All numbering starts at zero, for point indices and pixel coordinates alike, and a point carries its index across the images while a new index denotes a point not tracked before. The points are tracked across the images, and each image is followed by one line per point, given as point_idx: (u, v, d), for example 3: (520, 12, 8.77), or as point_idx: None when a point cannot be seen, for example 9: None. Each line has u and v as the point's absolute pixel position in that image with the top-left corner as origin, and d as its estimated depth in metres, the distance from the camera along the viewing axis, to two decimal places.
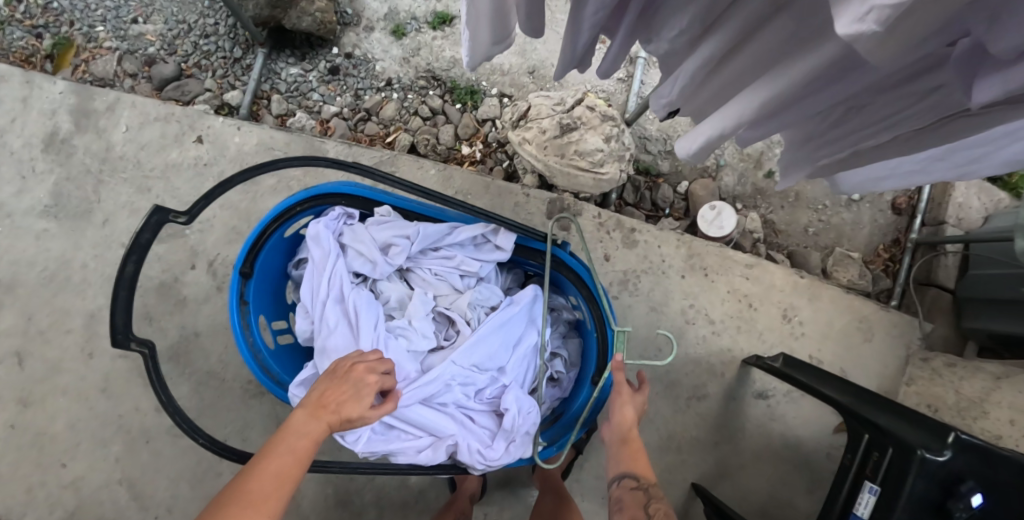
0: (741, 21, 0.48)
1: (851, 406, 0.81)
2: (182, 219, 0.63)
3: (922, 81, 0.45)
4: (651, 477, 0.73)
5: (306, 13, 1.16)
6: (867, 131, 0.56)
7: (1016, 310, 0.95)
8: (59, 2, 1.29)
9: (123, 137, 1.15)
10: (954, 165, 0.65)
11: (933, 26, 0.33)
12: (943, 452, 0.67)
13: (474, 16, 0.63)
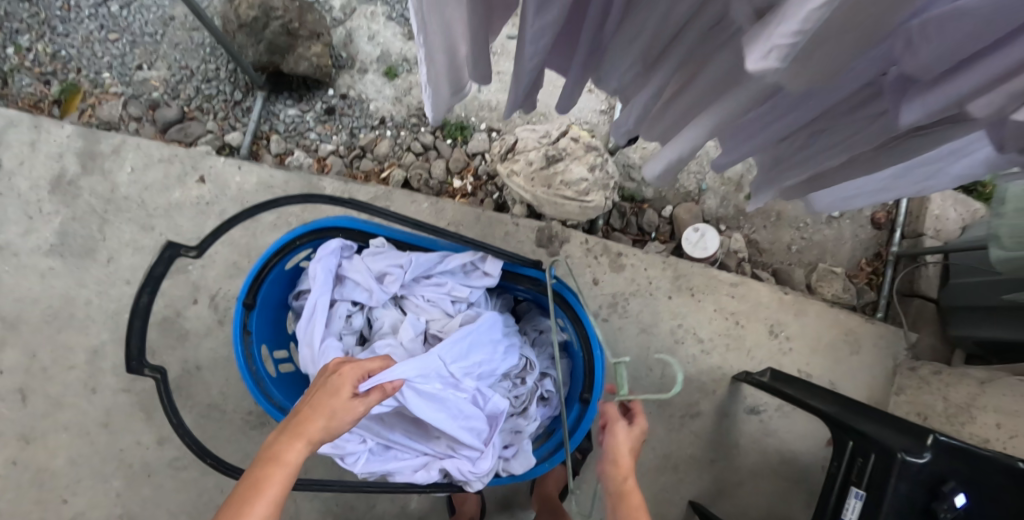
0: (683, 53, 0.54)
1: (835, 415, 0.83)
2: (193, 253, 0.65)
3: (867, 108, 0.49)
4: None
5: (304, 58, 1.24)
6: (824, 154, 0.60)
7: (999, 317, 1.01)
8: (67, 51, 1.36)
9: (128, 178, 1.20)
10: (911, 182, 0.69)
11: (844, 59, 0.36)
12: (923, 454, 0.71)
13: (433, 75, 0.72)
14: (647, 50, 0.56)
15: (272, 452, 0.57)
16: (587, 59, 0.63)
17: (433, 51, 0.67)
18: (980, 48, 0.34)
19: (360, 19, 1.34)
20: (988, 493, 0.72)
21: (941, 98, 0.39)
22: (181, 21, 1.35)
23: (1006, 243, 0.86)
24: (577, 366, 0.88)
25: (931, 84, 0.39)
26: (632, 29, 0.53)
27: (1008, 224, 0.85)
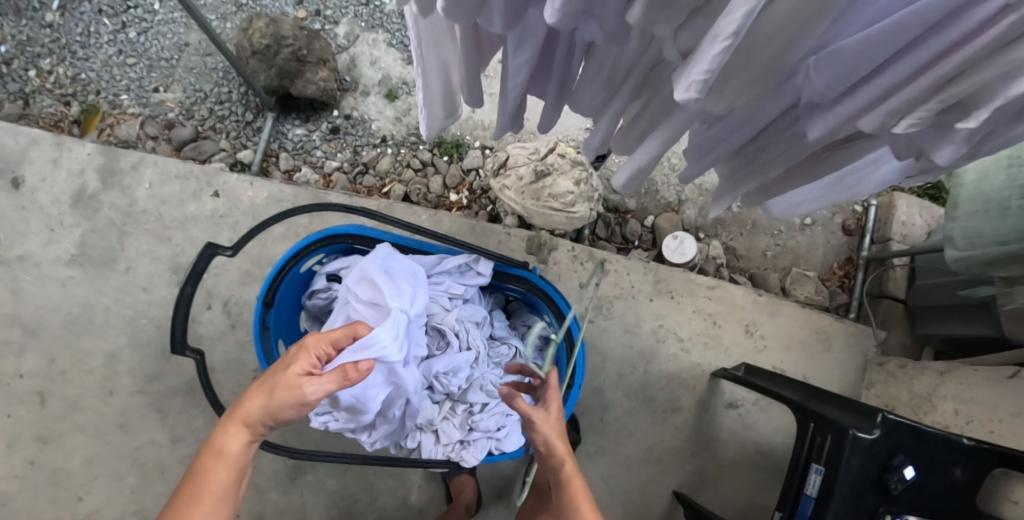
0: (636, 82, 0.64)
1: (799, 400, 0.86)
2: (229, 252, 0.72)
3: (791, 127, 0.59)
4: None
5: (311, 81, 1.33)
6: (767, 166, 0.70)
7: (962, 315, 1.11)
8: (87, 74, 1.45)
9: (146, 192, 1.29)
10: (844, 187, 0.80)
11: (750, 84, 0.47)
12: (873, 430, 0.74)
13: (427, 101, 0.80)
14: (606, 85, 0.66)
15: (217, 449, 0.60)
16: (560, 89, 0.74)
17: (430, 81, 0.76)
18: (862, 76, 0.44)
19: (363, 46, 1.45)
20: (930, 465, 0.76)
21: (838, 117, 0.48)
22: (195, 47, 1.45)
23: (961, 243, 0.95)
24: (560, 356, 0.97)
25: (831, 105, 0.48)
26: (594, 67, 0.64)
27: (961, 227, 0.94)
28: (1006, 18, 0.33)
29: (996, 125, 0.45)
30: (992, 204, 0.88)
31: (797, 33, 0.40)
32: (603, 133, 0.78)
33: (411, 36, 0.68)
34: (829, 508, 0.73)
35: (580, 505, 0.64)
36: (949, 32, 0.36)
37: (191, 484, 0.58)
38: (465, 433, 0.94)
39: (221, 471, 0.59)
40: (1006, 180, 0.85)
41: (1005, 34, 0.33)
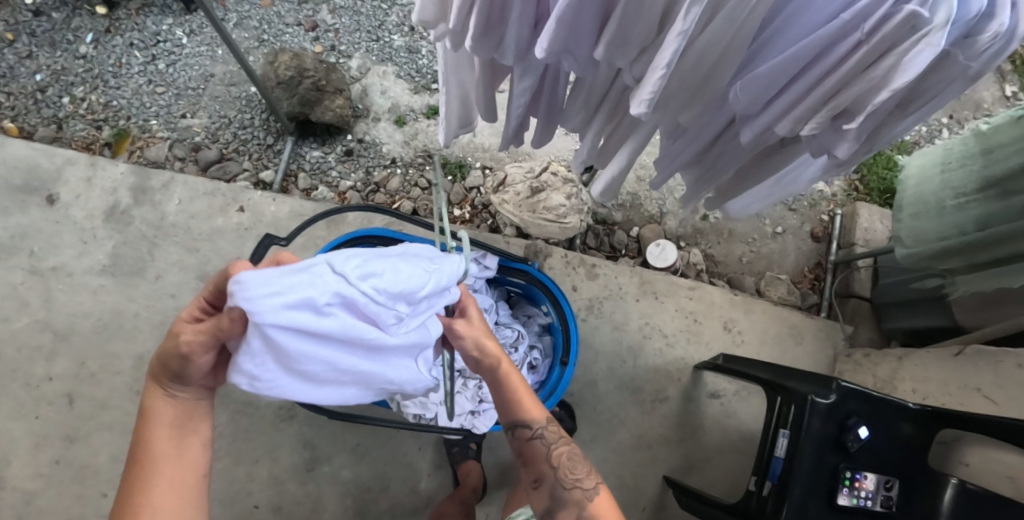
0: (614, 100, 0.85)
1: (769, 378, 0.97)
2: (285, 241, 0.86)
3: (730, 136, 0.80)
4: (540, 420, 0.76)
5: (329, 109, 1.48)
6: (719, 172, 0.90)
7: (920, 309, 1.27)
8: (118, 101, 1.58)
9: (176, 208, 1.41)
10: (782, 187, 0.99)
11: (698, 91, 0.68)
12: (829, 395, 0.85)
13: (448, 112, 0.93)
14: (590, 102, 0.86)
15: (145, 423, 0.62)
16: (549, 111, 0.93)
17: (450, 100, 0.90)
18: (775, 93, 0.65)
19: (374, 77, 1.60)
20: (879, 425, 0.87)
21: (762, 124, 0.68)
22: (220, 77, 1.59)
23: (908, 241, 1.15)
24: (556, 340, 1.10)
25: (757, 115, 0.69)
26: (578, 91, 0.85)
27: (908, 226, 1.15)
28: (857, 51, 0.54)
29: (872, 128, 0.65)
30: (931, 204, 1.09)
31: (715, 63, 0.63)
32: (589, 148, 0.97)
33: (443, 55, 0.82)
34: (797, 465, 0.83)
35: (524, 399, 0.76)
36: (823, 61, 0.58)
37: (137, 462, 0.61)
38: (476, 404, 1.01)
39: (157, 437, 0.61)
40: (941, 185, 1.07)
41: (869, 53, 0.54)
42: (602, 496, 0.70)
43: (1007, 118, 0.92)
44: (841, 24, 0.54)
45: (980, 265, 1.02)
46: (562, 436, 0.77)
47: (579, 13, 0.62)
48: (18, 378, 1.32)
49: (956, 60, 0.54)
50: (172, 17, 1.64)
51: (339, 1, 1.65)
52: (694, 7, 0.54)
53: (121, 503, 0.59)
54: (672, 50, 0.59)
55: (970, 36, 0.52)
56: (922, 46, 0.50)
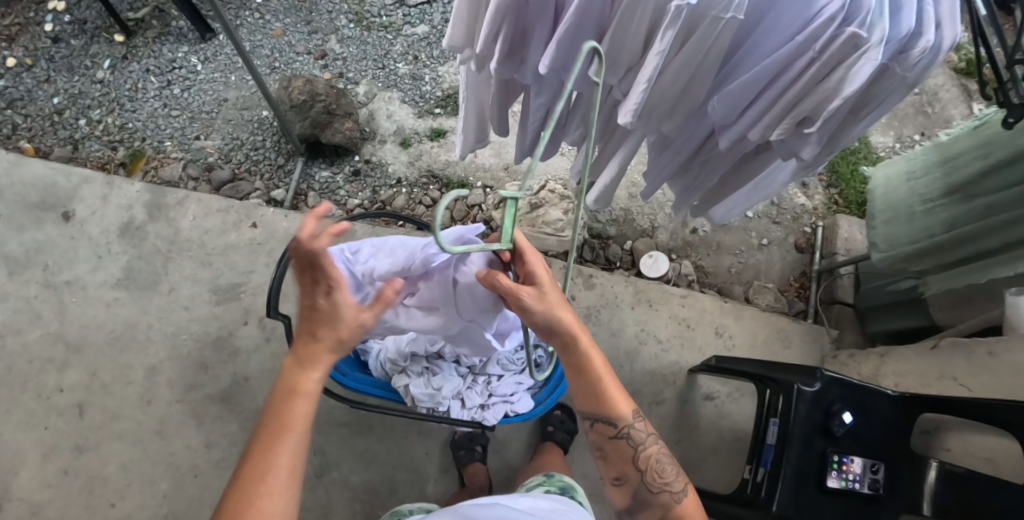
0: (604, 118, 1.00)
1: (758, 372, 1.05)
2: None
3: (710, 144, 0.94)
4: (627, 420, 0.72)
5: (339, 131, 1.56)
6: (705, 177, 1.04)
7: (902, 310, 1.37)
8: (133, 123, 1.64)
9: (190, 224, 1.46)
10: (758, 194, 1.12)
11: (678, 104, 0.83)
12: (814, 384, 0.94)
13: (465, 128, 1.09)
14: (588, 116, 1.02)
15: (294, 397, 0.59)
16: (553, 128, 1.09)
17: (468, 116, 1.06)
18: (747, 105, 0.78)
19: (380, 102, 1.70)
20: (859, 411, 0.95)
21: (738, 130, 0.81)
22: (233, 102, 1.67)
23: (883, 246, 1.27)
24: None
25: (733, 125, 0.82)
26: (577, 106, 1.01)
27: (882, 232, 1.26)
28: (809, 69, 0.68)
29: (831, 130, 0.78)
30: (901, 211, 1.21)
31: (690, 80, 0.78)
32: (584, 158, 1.12)
33: (465, 75, 0.98)
34: (789, 448, 0.91)
35: (613, 394, 0.71)
36: (782, 78, 0.71)
37: (267, 419, 0.57)
38: (485, 398, 1.06)
39: (303, 412, 0.58)
40: (908, 193, 1.19)
41: (822, 67, 0.66)
42: (689, 497, 0.72)
43: (967, 129, 1.06)
44: (796, 44, 0.66)
45: (951, 263, 1.13)
46: (651, 437, 0.73)
47: (575, 38, 0.77)
48: (28, 390, 1.32)
49: (895, 71, 0.66)
50: (187, 45, 1.73)
51: (347, 32, 1.76)
52: (670, 31, 0.69)
53: (244, 459, 0.55)
54: (653, 66, 0.74)
55: (904, 52, 0.64)
56: (864, 60, 0.63)
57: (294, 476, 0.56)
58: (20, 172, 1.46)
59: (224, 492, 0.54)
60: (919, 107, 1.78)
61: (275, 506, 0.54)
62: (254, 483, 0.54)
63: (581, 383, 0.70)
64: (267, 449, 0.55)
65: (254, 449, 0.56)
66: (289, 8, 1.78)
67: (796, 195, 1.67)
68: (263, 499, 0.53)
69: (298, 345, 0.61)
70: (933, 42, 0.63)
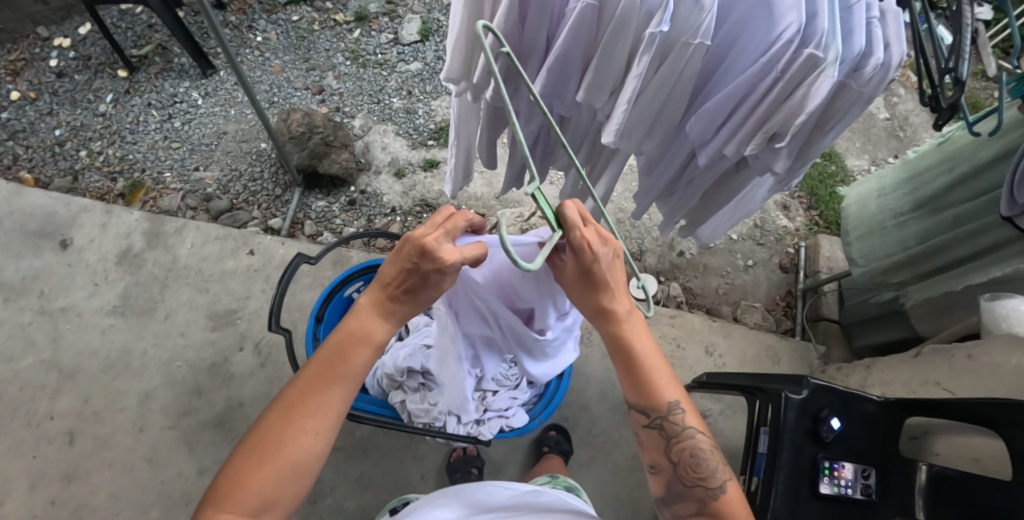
0: (589, 143, 1.08)
1: (749, 383, 1.09)
2: (312, 262, 1.02)
3: (690, 162, 1.01)
4: (663, 408, 0.66)
5: (335, 162, 1.61)
6: (687, 197, 1.11)
7: (885, 322, 1.41)
8: (134, 155, 1.68)
9: (188, 251, 1.48)
10: (737, 211, 1.18)
11: (657, 125, 0.90)
12: (801, 391, 0.97)
13: (457, 163, 1.17)
14: (575, 143, 1.09)
15: (356, 342, 0.62)
16: (544, 154, 1.16)
17: (460, 143, 1.13)
18: (719, 124, 0.86)
19: (375, 135, 1.76)
20: (847, 418, 0.97)
21: (715, 146, 0.88)
22: (232, 134, 1.73)
23: (861, 262, 1.32)
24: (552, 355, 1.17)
25: (708, 143, 0.90)
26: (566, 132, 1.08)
27: (857, 247, 1.33)
28: (773, 87, 0.76)
29: (800, 145, 0.85)
30: (875, 226, 1.28)
31: (667, 101, 0.85)
32: (573, 182, 1.19)
33: (455, 108, 1.06)
34: (779, 456, 0.93)
35: (654, 377, 0.67)
36: (750, 96, 0.79)
37: (332, 355, 0.61)
38: (481, 413, 1.08)
39: (361, 357, 0.62)
40: (880, 208, 1.27)
41: (785, 85, 0.74)
42: (731, 494, 0.66)
43: (931, 146, 1.16)
44: (761, 66, 0.75)
45: (928, 273, 1.19)
46: (692, 431, 0.66)
47: (562, 67, 0.85)
48: (18, 417, 1.31)
49: (851, 87, 0.74)
50: (189, 80, 1.79)
51: (343, 69, 1.84)
52: (645, 57, 0.77)
53: (301, 383, 0.59)
54: (632, 88, 0.81)
55: (858, 70, 0.73)
56: (821, 78, 0.71)
57: (336, 422, 0.59)
58: (20, 202, 1.49)
59: (273, 408, 0.58)
60: (891, 132, 1.89)
61: (314, 442, 0.57)
62: (305, 411, 0.57)
63: (619, 362, 0.68)
64: (325, 386, 0.59)
65: (313, 379, 0.59)
66: (289, 46, 1.87)
67: (778, 217, 1.74)
68: (302, 433, 0.56)
69: (378, 298, 0.65)
70: (882, 60, 0.72)
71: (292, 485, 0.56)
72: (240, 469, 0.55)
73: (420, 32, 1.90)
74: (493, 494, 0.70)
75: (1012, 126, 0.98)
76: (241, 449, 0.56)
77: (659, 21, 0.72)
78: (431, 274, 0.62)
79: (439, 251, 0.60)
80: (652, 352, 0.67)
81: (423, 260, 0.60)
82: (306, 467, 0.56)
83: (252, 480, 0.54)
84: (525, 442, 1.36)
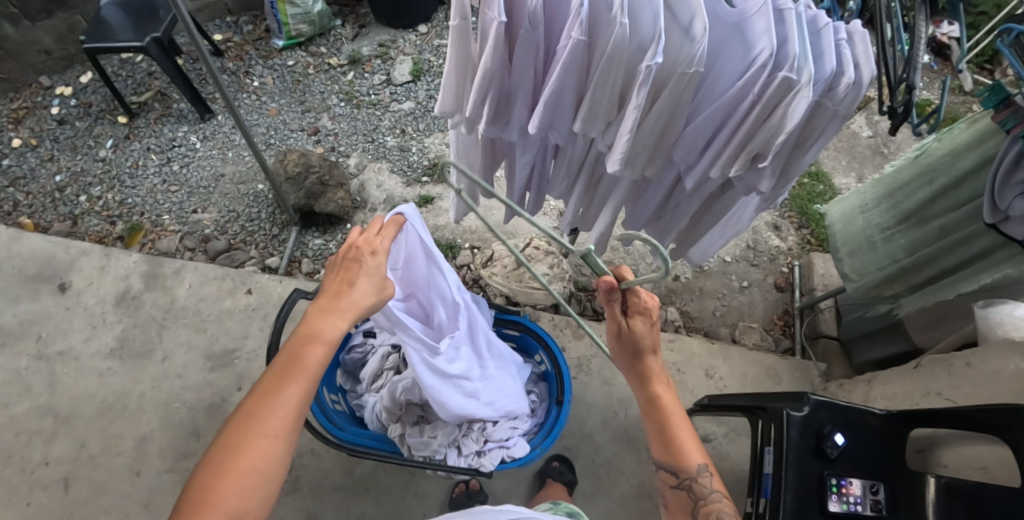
0: (585, 174, 1.11)
1: (751, 402, 1.09)
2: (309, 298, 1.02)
3: (678, 187, 1.05)
4: (690, 470, 0.74)
5: (332, 200, 1.63)
6: (677, 220, 1.14)
7: (883, 337, 1.42)
8: (133, 199, 1.70)
9: (187, 291, 1.49)
10: (726, 233, 1.21)
11: (648, 154, 0.94)
12: (802, 408, 0.98)
13: (457, 196, 1.21)
14: (570, 171, 1.12)
15: (312, 341, 0.62)
16: (539, 183, 1.20)
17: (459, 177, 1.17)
18: (705, 145, 0.90)
19: (370, 173, 1.79)
20: (851, 433, 0.97)
21: (701, 168, 0.92)
22: (230, 176, 1.76)
23: (853, 276, 1.33)
24: (551, 385, 1.17)
25: (697, 164, 0.93)
26: (561, 162, 1.11)
27: (849, 263, 1.34)
28: (752, 111, 0.79)
29: (782, 163, 0.89)
30: (862, 241, 1.31)
31: (659, 129, 0.89)
32: (575, 211, 1.23)
33: (454, 143, 1.10)
34: (784, 477, 0.92)
35: (682, 441, 0.74)
36: (731, 121, 0.83)
37: (286, 360, 0.61)
38: (481, 444, 1.07)
39: (315, 355, 0.62)
40: (865, 223, 1.30)
41: (764, 106, 0.78)
42: None
43: (908, 159, 1.19)
44: (738, 88, 0.79)
45: (918, 285, 1.22)
46: (716, 494, 0.74)
47: (557, 99, 0.88)
48: (12, 465, 1.28)
49: (827, 105, 0.78)
50: (187, 125, 1.84)
51: (338, 110, 1.89)
52: (643, 88, 0.80)
53: (259, 392, 0.59)
54: (632, 119, 0.84)
55: (832, 88, 0.77)
56: (798, 98, 0.74)
57: (296, 421, 0.58)
58: (18, 246, 1.51)
59: (232, 419, 0.57)
60: (876, 149, 1.94)
61: (274, 444, 0.56)
62: (262, 415, 0.56)
63: (653, 423, 0.76)
64: (279, 388, 0.59)
65: (268, 384, 0.59)
66: (284, 89, 1.92)
67: (770, 238, 1.77)
68: (261, 438, 0.55)
69: (326, 298, 0.66)
70: (854, 78, 0.76)
71: (256, 495, 0.54)
72: (205, 484, 0.53)
73: (412, 72, 1.96)
74: (495, 515, 0.69)
75: (988, 135, 1.01)
76: (205, 464, 0.55)
77: (653, 53, 0.76)
78: (371, 260, 0.70)
79: (372, 240, 0.71)
80: (683, 420, 0.75)
81: (360, 251, 0.70)
82: (270, 471, 0.55)
83: (214, 494, 0.52)
84: (528, 474, 1.33)
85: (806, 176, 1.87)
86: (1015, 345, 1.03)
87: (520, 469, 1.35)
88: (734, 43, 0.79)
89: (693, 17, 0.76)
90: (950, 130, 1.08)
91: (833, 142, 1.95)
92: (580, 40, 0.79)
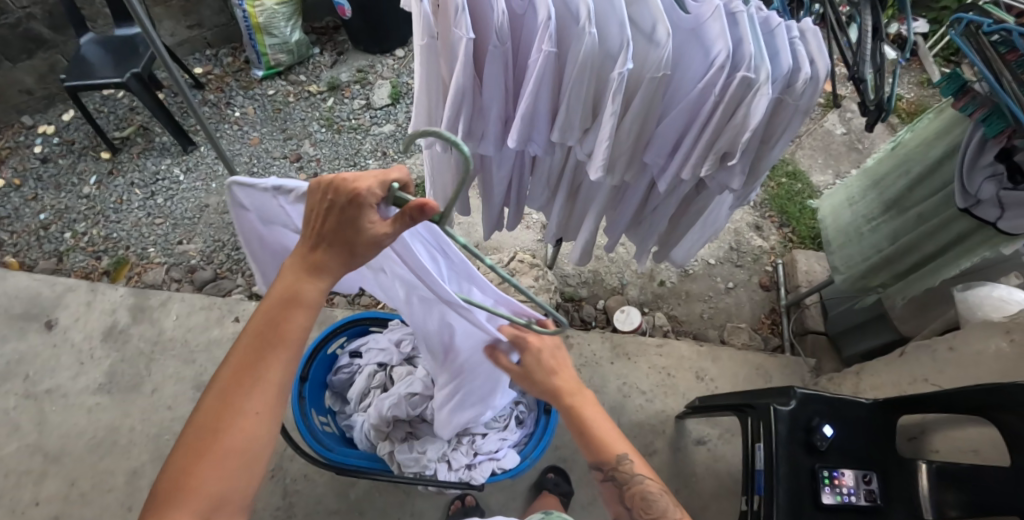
0: (565, 183, 1.12)
1: (739, 401, 1.09)
2: None
3: (654, 190, 1.06)
4: (614, 459, 0.77)
5: None
6: (656, 224, 1.15)
7: (869, 328, 1.45)
8: (118, 233, 1.71)
9: (174, 322, 1.49)
10: (705, 232, 1.21)
11: (623, 158, 0.95)
12: (789, 402, 0.97)
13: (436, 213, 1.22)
14: (550, 180, 1.13)
15: (289, 306, 0.59)
16: (518, 196, 1.22)
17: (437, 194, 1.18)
18: (676, 146, 0.91)
19: None
20: (839, 425, 0.97)
21: (673, 170, 0.94)
22: (214, 207, 1.77)
23: (843, 269, 1.34)
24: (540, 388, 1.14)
25: (668, 167, 0.95)
26: (540, 172, 1.12)
27: (838, 256, 1.35)
28: (718, 111, 0.81)
29: (751, 161, 0.90)
30: (850, 233, 1.31)
31: (634, 134, 0.90)
32: (558, 220, 1.24)
33: (431, 160, 1.12)
34: (777, 472, 0.91)
35: (605, 435, 0.78)
36: (699, 122, 0.84)
37: (264, 323, 0.58)
38: (471, 457, 1.06)
39: (297, 319, 0.59)
40: (852, 216, 1.31)
41: (727, 106, 0.79)
42: None
43: (885, 152, 1.22)
44: (700, 90, 0.81)
45: (903, 272, 1.22)
46: (641, 476, 0.76)
47: (533, 111, 0.90)
48: (3, 506, 1.26)
49: (788, 101, 0.80)
50: (170, 158, 1.86)
51: (319, 136, 1.92)
52: (616, 96, 0.82)
53: (236, 358, 0.57)
54: (608, 126, 0.86)
55: (791, 84, 0.79)
56: (758, 96, 0.76)
57: (283, 395, 0.58)
58: (4, 286, 1.51)
59: (212, 388, 0.56)
60: (851, 145, 1.97)
61: (257, 422, 0.55)
62: (243, 388, 0.56)
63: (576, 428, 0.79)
64: (258, 361, 0.57)
65: (246, 354, 0.57)
66: (265, 118, 1.95)
67: (752, 238, 1.79)
68: (244, 417, 0.55)
69: (303, 254, 0.60)
70: (810, 74, 0.78)
71: (242, 475, 0.54)
72: (183, 466, 0.53)
73: (390, 95, 2.00)
74: None
75: (953, 124, 1.05)
76: (185, 436, 0.55)
77: (624, 60, 0.78)
78: (349, 212, 0.56)
79: (355, 185, 0.55)
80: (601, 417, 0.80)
81: (338, 199, 0.56)
82: (253, 450, 0.55)
83: (194, 477, 0.52)
84: (524, 486, 1.32)
85: (784, 176, 1.90)
86: (994, 325, 1.05)
87: (515, 483, 1.33)
88: (694, 48, 0.82)
89: (655, 24, 0.78)
90: (920, 122, 1.11)
91: (808, 142, 1.98)
92: (550, 52, 0.81)
